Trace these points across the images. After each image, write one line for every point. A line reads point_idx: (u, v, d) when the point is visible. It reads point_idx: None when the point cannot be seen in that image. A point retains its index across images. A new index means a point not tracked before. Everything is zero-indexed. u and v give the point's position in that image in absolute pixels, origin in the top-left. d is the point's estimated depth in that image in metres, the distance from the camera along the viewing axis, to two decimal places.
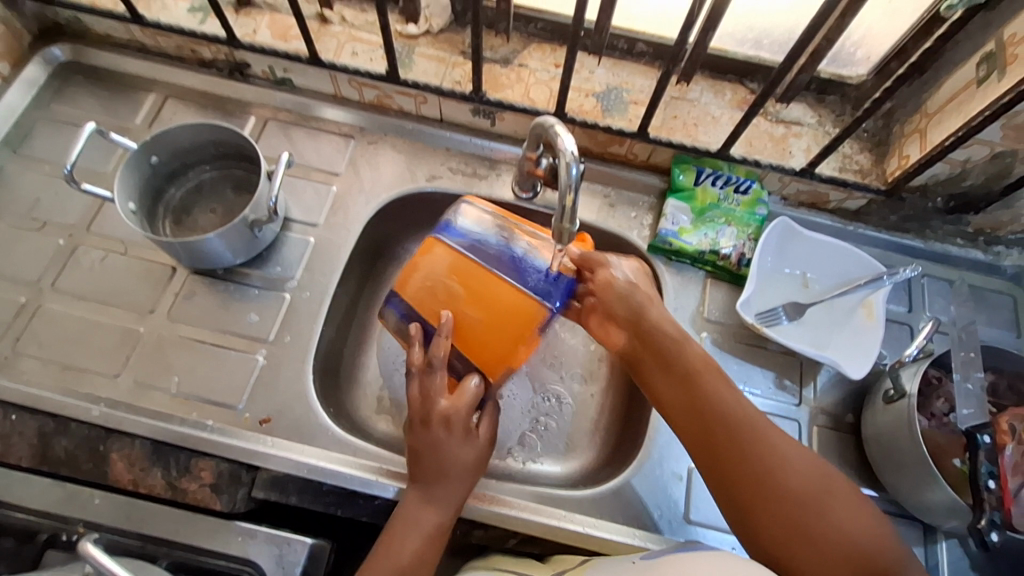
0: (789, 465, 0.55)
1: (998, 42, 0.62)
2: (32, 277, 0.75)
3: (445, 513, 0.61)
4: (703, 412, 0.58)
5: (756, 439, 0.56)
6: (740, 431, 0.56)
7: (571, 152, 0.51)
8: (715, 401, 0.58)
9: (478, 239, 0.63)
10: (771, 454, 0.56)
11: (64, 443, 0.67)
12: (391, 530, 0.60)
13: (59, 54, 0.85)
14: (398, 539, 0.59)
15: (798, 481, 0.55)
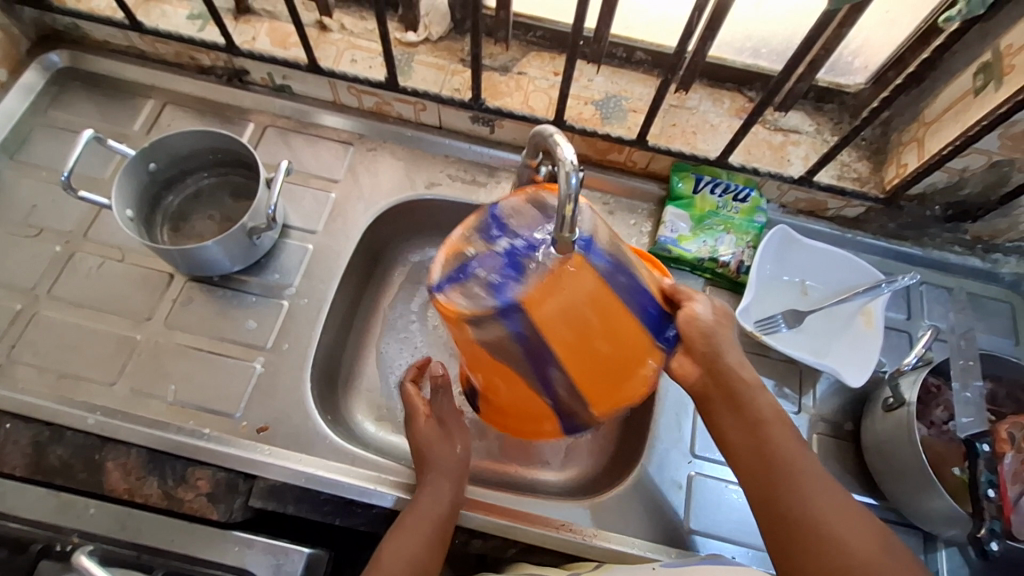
0: (853, 519, 0.53)
1: (995, 53, 0.63)
2: (29, 284, 0.74)
3: (439, 504, 0.63)
4: (765, 459, 0.56)
5: (821, 492, 0.54)
6: (802, 481, 0.55)
7: (571, 162, 0.49)
8: (780, 450, 0.56)
9: (619, 265, 0.52)
10: (832, 508, 0.54)
11: (60, 452, 0.67)
12: (401, 525, 0.61)
13: (57, 60, 0.85)
14: (405, 538, 0.60)
15: (859, 535, 0.52)
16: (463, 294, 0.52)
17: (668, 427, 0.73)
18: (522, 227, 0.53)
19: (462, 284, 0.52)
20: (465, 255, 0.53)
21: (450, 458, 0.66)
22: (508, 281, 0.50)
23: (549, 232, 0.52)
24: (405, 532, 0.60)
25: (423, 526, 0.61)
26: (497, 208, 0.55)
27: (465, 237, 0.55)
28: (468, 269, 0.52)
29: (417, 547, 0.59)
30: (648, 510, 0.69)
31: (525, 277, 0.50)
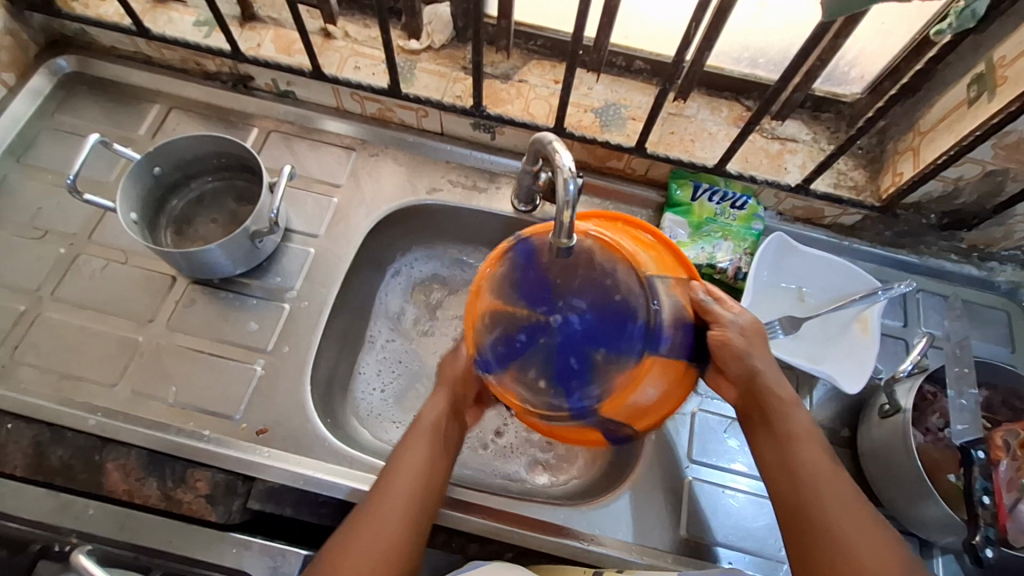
0: (867, 531, 0.53)
1: (988, 64, 0.63)
2: (32, 285, 0.75)
3: (441, 411, 0.63)
4: (788, 470, 0.57)
5: (838, 509, 0.54)
6: (822, 496, 0.55)
7: (569, 168, 0.50)
8: (805, 465, 0.57)
9: (672, 329, 0.55)
10: (847, 524, 0.54)
11: (61, 452, 0.67)
12: (410, 435, 0.62)
13: (65, 65, 0.87)
14: (416, 440, 0.61)
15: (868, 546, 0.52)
16: (523, 381, 0.55)
17: (665, 431, 0.73)
18: (570, 304, 0.55)
19: (516, 365, 0.56)
20: (517, 330, 0.56)
21: (450, 377, 0.65)
22: (571, 376, 0.54)
23: (605, 316, 0.54)
24: (418, 435, 0.61)
25: (432, 434, 0.62)
26: (537, 274, 0.56)
27: (509, 306, 0.56)
28: (521, 349, 0.55)
29: (426, 454, 0.60)
30: (645, 515, 0.69)
31: (592, 372, 0.54)
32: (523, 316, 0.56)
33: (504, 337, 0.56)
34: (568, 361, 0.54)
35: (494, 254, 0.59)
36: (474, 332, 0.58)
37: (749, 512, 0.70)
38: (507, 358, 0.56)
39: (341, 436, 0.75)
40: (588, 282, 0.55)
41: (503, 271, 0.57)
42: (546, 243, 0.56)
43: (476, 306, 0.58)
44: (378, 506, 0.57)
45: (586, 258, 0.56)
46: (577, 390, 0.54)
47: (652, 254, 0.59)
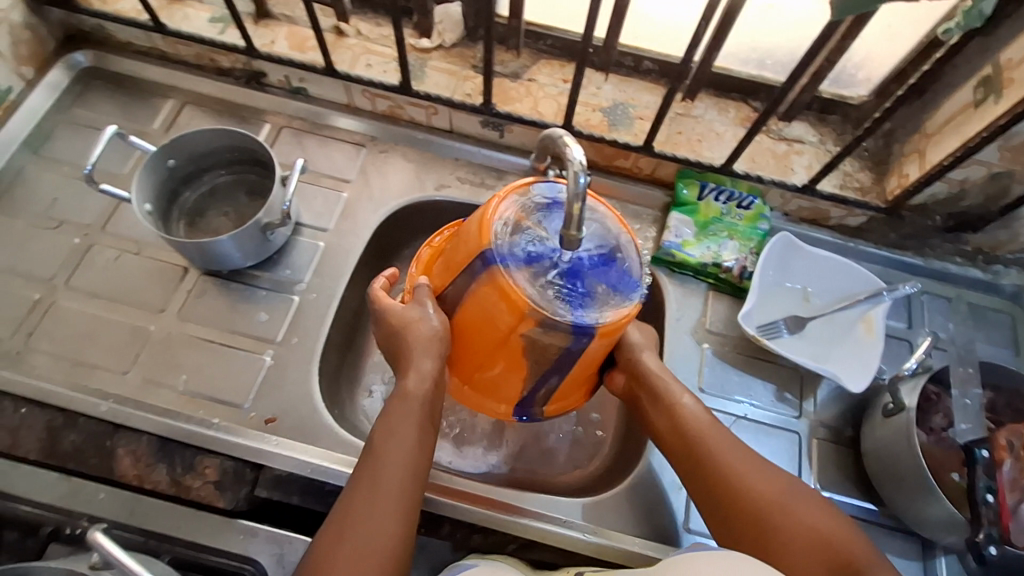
0: (755, 472, 0.59)
1: (995, 67, 0.64)
2: (47, 274, 0.76)
3: (424, 386, 0.61)
4: (677, 441, 0.62)
5: (723, 462, 0.59)
6: (710, 453, 0.60)
7: (580, 162, 0.51)
8: (687, 429, 0.62)
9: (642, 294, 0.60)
10: (733, 471, 0.59)
11: (73, 437, 0.68)
12: (387, 419, 0.60)
13: (82, 60, 0.88)
14: (397, 423, 0.60)
15: (760, 487, 0.58)
16: (531, 286, 0.55)
17: None
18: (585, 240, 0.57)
19: (528, 269, 0.55)
20: (534, 242, 0.56)
21: (424, 342, 0.61)
22: (574, 295, 0.56)
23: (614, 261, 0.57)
24: (398, 418, 0.60)
25: (416, 416, 0.60)
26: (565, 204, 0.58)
27: (532, 220, 0.57)
28: (534, 260, 0.56)
29: (412, 440, 0.59)
30: (646, 509, 0.70)
31: (592, 300, 0.56)
32: (543, 233, 0.57)
33: (521, 243, 0.56)
34: (576, 283, 0.56)
35: (522, 179, 0.60)
36: (490, 228, 0.56)
37: None
38: (517, 265, 0.55)
39: (347, 427, 0.75)
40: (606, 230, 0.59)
41: (530, 194, 0.59)
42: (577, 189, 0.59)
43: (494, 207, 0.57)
44: (359, 503, 0.56)
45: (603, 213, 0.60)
46: (579, 308, 0.55)
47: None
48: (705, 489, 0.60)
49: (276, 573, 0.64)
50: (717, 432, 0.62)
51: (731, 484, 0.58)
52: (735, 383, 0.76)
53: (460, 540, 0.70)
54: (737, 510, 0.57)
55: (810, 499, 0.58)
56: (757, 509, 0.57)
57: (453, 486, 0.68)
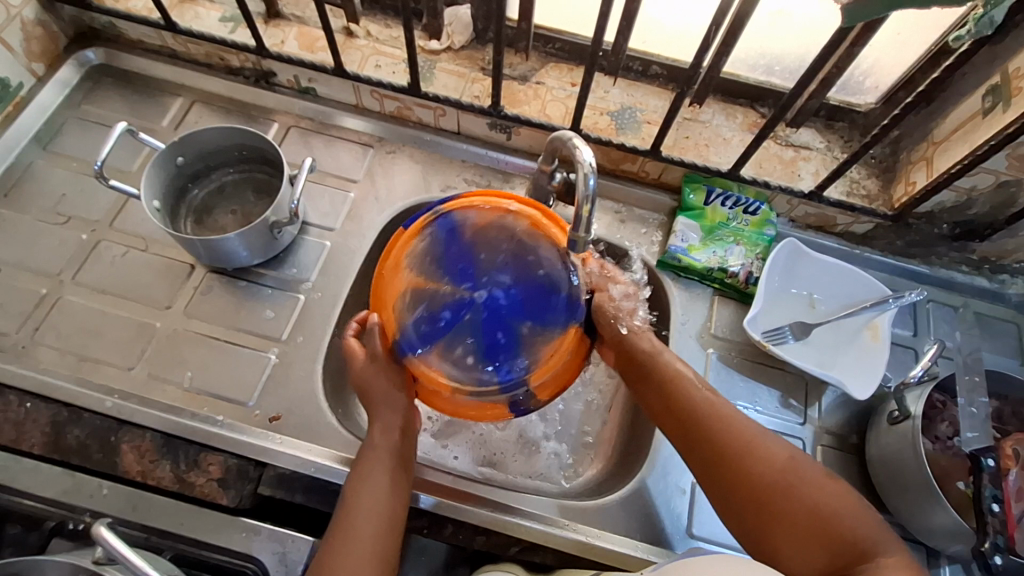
0: (762, 451, 0.58)
1: (1003, 75, 0.64)
2: (54, 269, 0.76)
3: (389, 437, 0.63)
4: (681, 418, 0.61)
5: (726, 440, 0.59)
6: (714, 431, 0.59)
7: (590, 164, 0.50)
8: (690, 406, 0.61)
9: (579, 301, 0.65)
10: (738, 450, 0.58)
11: (77, 432, 0.68)
12: (359, 467, 0.61)
13: (92, 57, 0.89)
14: (369, 472, 0.60)
15: (767, 467, 0.57)
16: (449, 365, 0.65)
17: None
18: (492, 283, 0.66)
19: (441, 345, 0.65)
20: (440, 309, 0.66)
21: (381, 392, 0.64)
22: (497, 347, 0.65)
23: (528, 288, 0.65)
24: (369, 467, 0.61)
25: (387, 462, 0.61)
26: (460, 250, 0.66)
27: (439, 282, 0.66)
28: (446, 329, 0.65)
29: (384, 485, 0.60)
30: (648, 513, 0.69)
31: (518, 343, 0.65)
32: (448, 294, 0.66)
33: (429, 316, 0.65)
34: (495, 335, 0.65)
35: (414, 233, 0.66)
36: (394, 313, 0.65)
37: None
38: (433, 338, 0.65)
39: (351, 427, 0.75)
40: (512, 257, 0.66)
41: (427, 250, 0.66)
42: (464, 221, 0.66)
43: (396, 284, 0.66)
44: (338, 546, 0.56)
45: (508, 231, 0.66)
46: (503, 360, 0.64)
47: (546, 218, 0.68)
48: (709, 466, 0.59)
49: (278, 571, 0.64)
50: (725, 411, 0.60)
51: (735, 463, 0.57)
52: (740, 389, 0.76)
53: (461, 541, 0.69)
54: (740, 489, 0.57)
55: (818, 481, 0.56)
56: (759, 489, 0.56)
57: (456, 486, 0.68)
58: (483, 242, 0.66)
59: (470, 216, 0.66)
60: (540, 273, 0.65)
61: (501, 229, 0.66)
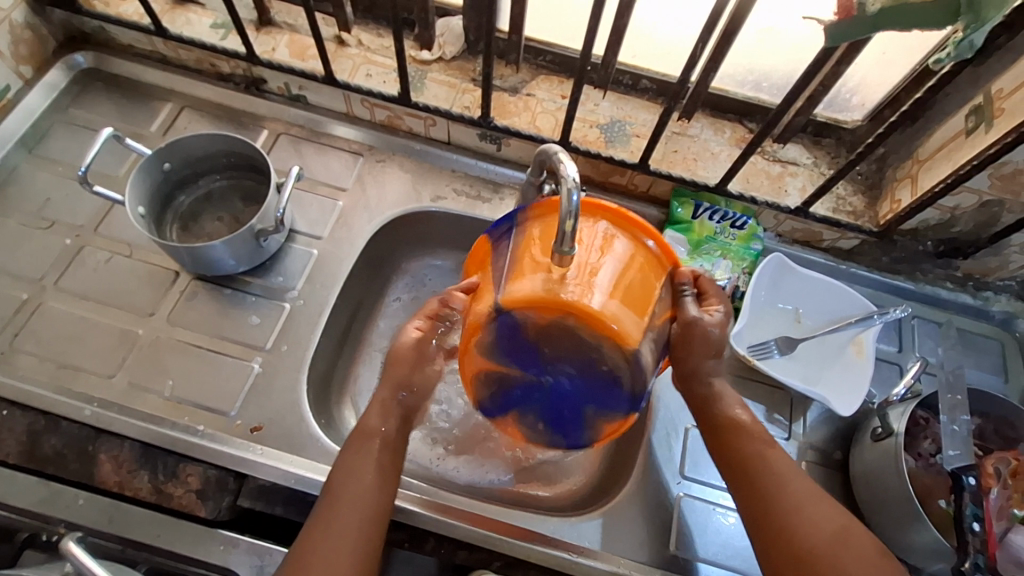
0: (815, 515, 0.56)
1: (986, 96, 0.65)
2: (36, 274, 0.75)
3: (388, 421, 0.61)
4: (727, 465, 0.61)
5: (767, 503, 0.57)
6: (762, 487, 0.58)
7: (573, 179, 0.50)
8: (735, 457, 0.61)
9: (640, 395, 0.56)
10: (784, 507, 0.57)
11: (53, 441, 0.67)
12: (347, 456, 0.59)
13: (82, 61, 0.88)
14: (360, 457, 0.58)
15: (815, 533, 0.55)
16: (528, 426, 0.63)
17: (659, 445, 0.74)
18: (557, 374, 0.56)
19: (517, 416, 0.62)
20: (510, 383, 0.59)
21: (393, 388, 0.62)
22: (564, 423, 0.60)
23: (592, 384, 0.55)
24: (362, 456, 0.58)
25: (381, 448, 0.60)
26: (523, 343, 0.54)
27: (496, 371, 0.58)
28: (516, 405, 0.61)
29: (372, 476, 0.58)
30: (634, 530, 0.69)
31: (583, 422, 0.60)
32: (509, 378, 0.58)
33: (503, 395, 0.61)
34: (561, 413, 0.60)
35: (476, 320, 0.55)
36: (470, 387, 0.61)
37: (739, 531, 0.70)
38: (509, 404, 0.61)
39: (334, 438, 0.74)
40: (576, 355, 0.53)
41: (487, 339, 0.55)
42: (526, 319, 0.52)
43: (467, 367, 0.59)
44: (322, 528, 0.55)
45: (570, 328, 0.52)
46: (571, 429, 0.61)
47: (613, 259, 0.54)
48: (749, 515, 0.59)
49: None
50: (782, 469, 0.59)
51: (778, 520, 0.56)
52: None
53: (444, 555, 0.68)
54: (774, 544, 0.56)
55: (866, 557, 0.54)
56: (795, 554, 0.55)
57: (439, 499, 0.68)
58: (551, 336, 0.53)
59: (524, 307, 0.52)
60: (604, 374, 0.54)
61: (562, 325, 0.52)
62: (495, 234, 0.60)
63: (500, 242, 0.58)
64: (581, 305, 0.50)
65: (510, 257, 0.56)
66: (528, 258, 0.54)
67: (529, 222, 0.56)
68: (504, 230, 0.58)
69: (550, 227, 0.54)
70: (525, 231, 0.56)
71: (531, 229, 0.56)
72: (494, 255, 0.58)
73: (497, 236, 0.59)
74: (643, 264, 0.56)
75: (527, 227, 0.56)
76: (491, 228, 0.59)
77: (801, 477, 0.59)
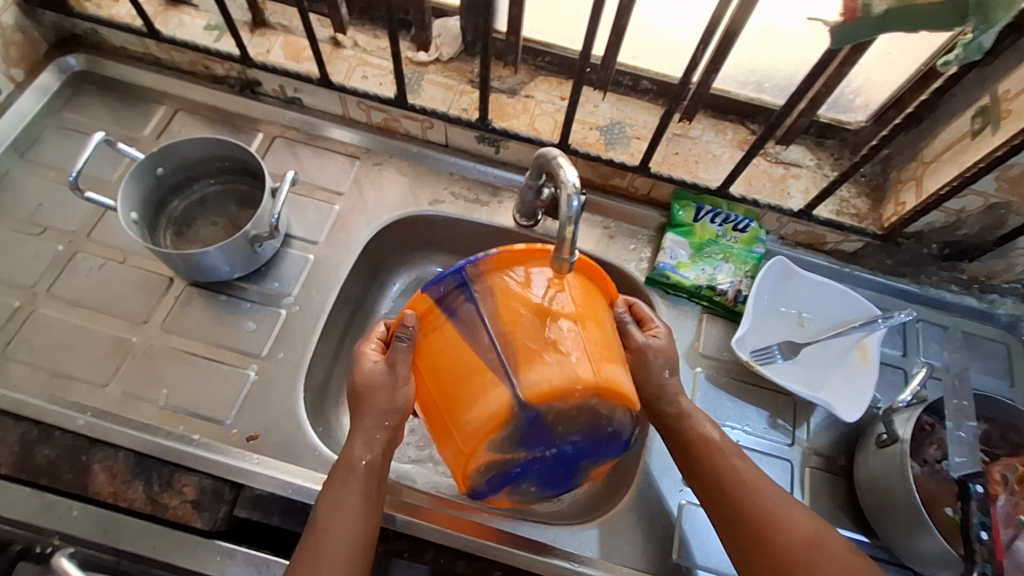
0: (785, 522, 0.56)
1: (993, 97, 0.64)
2: (28, 281, 0.74)
3: (368, 450, 0.59)
4: (703, 482, 0.61)
5: (745, 513, 0.58)
6: (736, 499, 0.58)
7: (574, 185, 0.52)
8: (706, 473, 0.61)
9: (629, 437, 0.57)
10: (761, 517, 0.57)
11: (47, 451, 0.66)
12: (331, 483, 0.58)
13: (74, 63, 0.87)
14: (341, 489, 0.57)
15: (794, 539, 0.56)
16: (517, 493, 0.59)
17: (660, 452, 0.73)
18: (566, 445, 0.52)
19: (509, 487, 0.56)
20: (512, 467, 0.53)
21: (391, 408, 0.59)
22: (561, 482, 0.57)
23: (598, 443, 0.54)
24: (344, 489, 0.57)
25: (365, 480, 0.58)
26: (538, 429, 0.50)
27: (498, 460, 0.52)
28: (510, 481, 0.56)
29: (358, 512, 0.57)
30: (637, 539, 0.68)
31: (580, 475, 0.57)
32: (512, 462, 0.53)
33: (498, 477, 0.54)
34: (561, 476, 0.56)
35: (493, 419, 0.49)
36: (463, 479, 0.54)
37: None
38: (504, 483, 0.56)
39: (331, 446, 0.73)
40: (591, 425, 0.51)
41: (502, 434, 0.50)
42: (550, 407, 0.49)
43: (465, 462, 0.52)
44: (309, 560, 0.54)
45: (590, 405, 0.51)
46: (564, 484, 0.59)
47: (583, 309, 0.55)
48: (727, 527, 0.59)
49: None
50: (754, 480, 0.59)
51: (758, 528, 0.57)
52: (727, 409, 0.75)
53: (442, 565, 0.67)
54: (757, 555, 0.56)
55: (847, 561, 0.55)
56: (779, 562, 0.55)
57: (437, 508, 0.67)
58: (569, 414, 0.50)
59: (552, 397, 0.49)
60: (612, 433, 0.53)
61: (585, 405, 0.50)
62: (439, 292, 0.56)
63: (462, 305, 0.55)
64: (602, 379, 0.50)
65: (492, 328, 0.52)
66: (522, 331, 0.51)
67: (490, 281, 0.55)
68: (456, 287, 0.55)
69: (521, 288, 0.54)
70: (489, 287, 0.54)
71: (496, 288, 0.54)
72: (460, 321, 0.54)
73: (443, 292, 0.55)
74: (603, 310, 0.58)
75: (489, 281, 0.54)
76: (436, 285, 0.55)
77: (771, 483, 0.60)
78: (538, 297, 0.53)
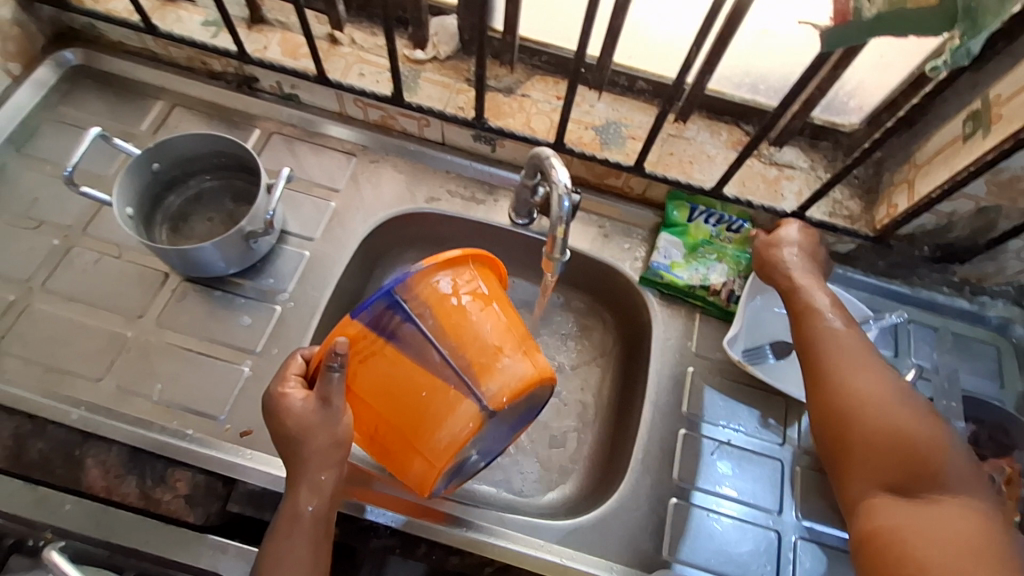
0: (964, 490, 0.51)
1: (984, 102, 0.64)
2: (23, 275, 0.75)
3: (314, 497, 0.57)
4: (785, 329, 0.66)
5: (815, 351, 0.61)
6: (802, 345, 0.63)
7: (565, 185, 0.58)
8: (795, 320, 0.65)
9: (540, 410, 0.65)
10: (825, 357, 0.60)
11: (40, 446, 0.67)
12: (278, 531, 0.56)
13: (71, 58, 0.87)
14: (291, 540, 0.56)
15: (856, 391, 0.57)
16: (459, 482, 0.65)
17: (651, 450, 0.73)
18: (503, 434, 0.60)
19: (458, 480, 0.63)
20: (466, 462, 0.59)
21: (334, 443, 0.56)
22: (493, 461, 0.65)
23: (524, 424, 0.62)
24: (294, 538, 0.56)
25: (313, 527, 0.56)
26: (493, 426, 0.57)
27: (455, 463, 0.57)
28: (460, 473, 0.62)
29: (309, 559, 0.56)
30: (628, 536, 0.68)
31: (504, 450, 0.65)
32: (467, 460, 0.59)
33: (453, 473, 0.60)
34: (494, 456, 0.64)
35: (465, 432, 0.54)
36: (427, 488, 0.58)
37: (732, 536, 0.69)
38: (456, 476, 0.62)
39: None
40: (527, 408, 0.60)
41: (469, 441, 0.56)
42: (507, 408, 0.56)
43: (432, 474, 0.56)
44: None
45: (534, 393, 0.58)
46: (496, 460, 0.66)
47: (505, 308, 0.60)
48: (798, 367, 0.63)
49: None
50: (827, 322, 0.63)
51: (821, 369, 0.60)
52: (720, 408, 0.76)
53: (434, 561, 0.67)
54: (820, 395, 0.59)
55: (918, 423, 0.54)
56: (841, 396, 0.57)
57: (429, 504, 0.67)
58: (516, 408, 0.57)
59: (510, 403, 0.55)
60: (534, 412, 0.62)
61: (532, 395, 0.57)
62: (371, 316, 0.54)
63: (398, 322, 0.55)
64: (543, 370, 0.57)
65: (440, 345, 0.55)
66: (469, 343, 0.55)
67: (421, 294, 0.55)
68: (387, 309, 0.54)
69: (455, 297, 0.56)
70: (422, 301, 0.55)
71: (431, 299, 0.55)
72: (400, 339, 0.55)
73: (375, 316, 0.54)
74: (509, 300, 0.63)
75: (421, 293, 0.55)
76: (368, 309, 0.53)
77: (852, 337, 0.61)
78: (473, 303, 0.57)
